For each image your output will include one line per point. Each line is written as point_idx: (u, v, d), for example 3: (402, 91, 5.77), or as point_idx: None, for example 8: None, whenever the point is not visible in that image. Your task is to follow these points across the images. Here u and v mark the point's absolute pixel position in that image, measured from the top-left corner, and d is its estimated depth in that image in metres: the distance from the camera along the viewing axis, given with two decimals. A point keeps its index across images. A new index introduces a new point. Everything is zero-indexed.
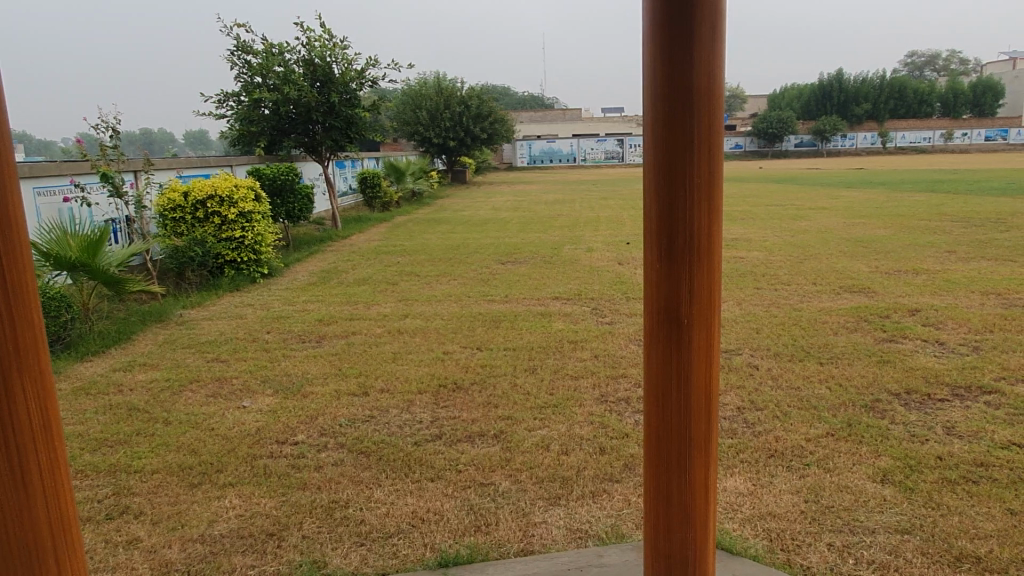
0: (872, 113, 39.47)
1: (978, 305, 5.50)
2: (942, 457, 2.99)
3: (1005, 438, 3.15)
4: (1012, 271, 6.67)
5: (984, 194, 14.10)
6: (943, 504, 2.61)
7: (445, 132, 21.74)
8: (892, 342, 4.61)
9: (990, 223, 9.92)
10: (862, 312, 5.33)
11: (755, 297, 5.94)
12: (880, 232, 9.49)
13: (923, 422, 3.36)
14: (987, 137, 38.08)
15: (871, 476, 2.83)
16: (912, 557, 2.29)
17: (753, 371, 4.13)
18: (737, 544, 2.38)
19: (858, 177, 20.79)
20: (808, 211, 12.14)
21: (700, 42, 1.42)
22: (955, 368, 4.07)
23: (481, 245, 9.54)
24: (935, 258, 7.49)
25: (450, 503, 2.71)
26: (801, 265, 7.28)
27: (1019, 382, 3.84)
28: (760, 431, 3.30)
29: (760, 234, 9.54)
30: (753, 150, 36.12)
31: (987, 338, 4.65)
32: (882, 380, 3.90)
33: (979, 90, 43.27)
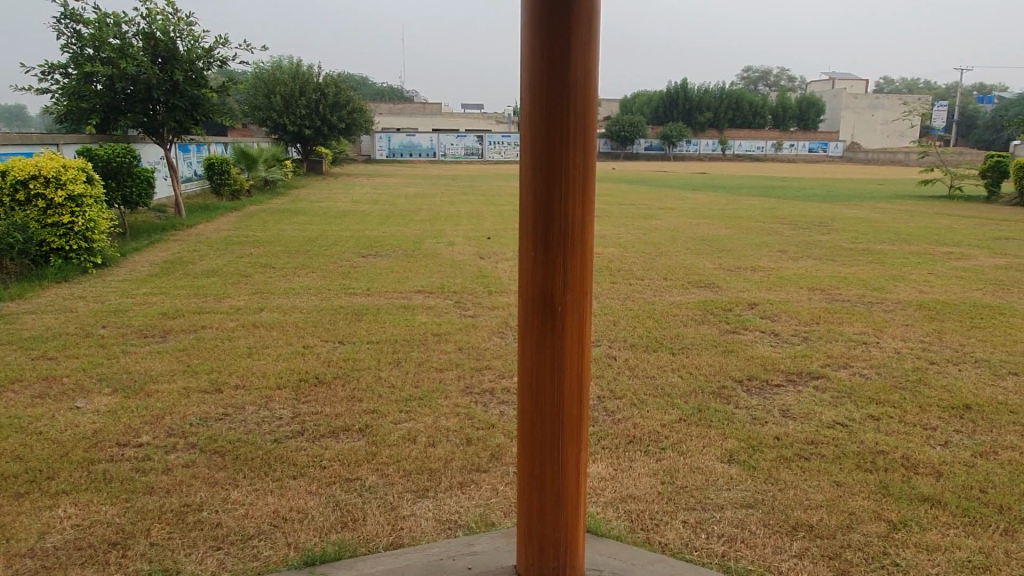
0: (713, 122, 42.34)
1: (806, 299, 6.06)
2: (779, 436, 3.26)
3: (831, 418, 3.49)
4: (833, 270, 7.39)
5: (809, 200, 15.54)
6: (781, 480, 2.85)
7: (301, 120, 20.92)
8: (734, 333, 4.97)
9: (815, 227, 10.92)
10: (708, 306, 5.70)
11: (612, 292, 6.19)
12: (721, 232, 10.21)
13: (763, 406, 3.65)
14: (810, 148, 41.98)
15: (720, 457, 3.04)
16: (755, 529, 2.48)
17: (611, 362, 4.30)
18: (601, 526, 2.47)
19: (702, 182, 22.18)
20: (658, 212, 12.80)
21: (576, 35, 1.45)
22: (789, 357, 4.46)
23: (341, 237, 9.29)
24: (769, 257, 8.17)
25: (314, 501, 2.62)
26: (652, 262, 7.69)
27: (841, 369, 4.27)
28: (618, 419, 3.44)
29: (615, 232, 9.96)
30: (606, 152, 37.61)
31: (815, 329, 5.12)
32: (727, 368, 4.21)
33: (805, 106, 47.59)
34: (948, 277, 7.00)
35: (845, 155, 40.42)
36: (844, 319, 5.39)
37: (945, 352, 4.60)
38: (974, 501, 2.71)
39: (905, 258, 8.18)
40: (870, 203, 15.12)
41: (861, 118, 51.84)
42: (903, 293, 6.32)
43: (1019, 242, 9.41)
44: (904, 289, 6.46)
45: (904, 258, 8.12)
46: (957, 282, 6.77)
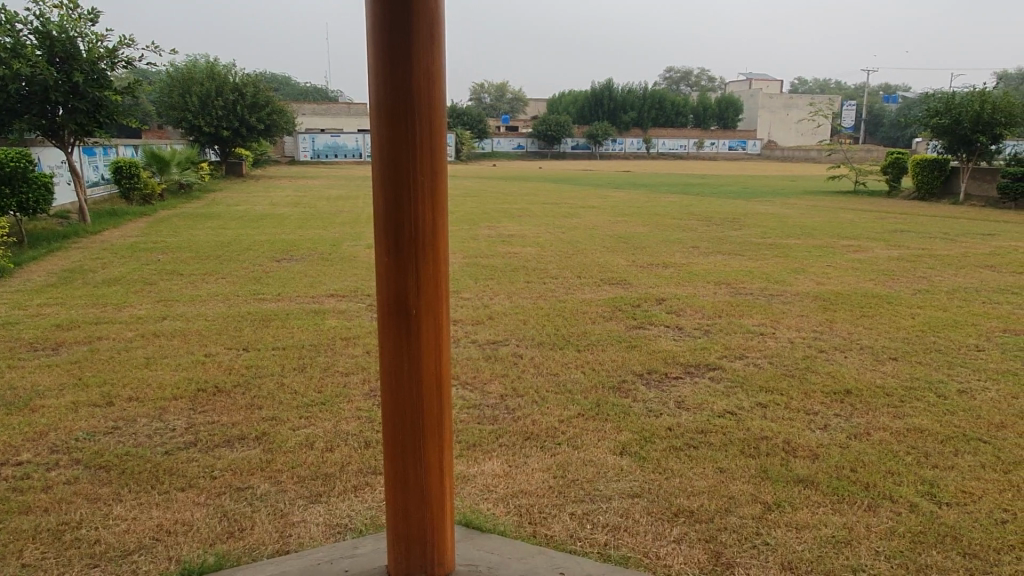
0: (637, 121, 43.24)
1: (711, 293, 6.28)
2: (671, 427, 3.38)
3: (722, 407, 3.64)
4: (740, 264, 7.67)
5: (725, 196, 16.08)
6: (668, 468, 2.96)
7: (218, 120, 20.28)
8: (640, 328, 5.12)
9: (728, 223, 11.29)
10: (617, 303, 5.84)
11: (524, 291, 6.27)
12: (638, 229, 10.45)
13: (660, 398, 3.78)
14: (731, 146, 43.31)
15: (613, 450, 3.13)
16: (638, 517, 2.57)
17: (517, 361, 4.36)
18: (488, 522, 2.52)
19: (624, 180, 22.60)
20: (579, 210, 13.00)
21: (417, 44, 1.49)
22: (689, 349, 4.63)
23: (255, 242, 9.09)
24: (681, 253, 8.41)
25: (201, 512, 2.58)
26: (568, 260, 7.81)
27: (736, 359, 4.45)
28: (518, 416, 3.51)
29: (534, 231, 10.07)
30: (533, 151, 37.87)
31: (716, 322, 5.31)
32: (628, 363, 4.33)
33: (724, 105, 49.10)
34: (845, 269, 7.37)
35: (763, 153, 41.85)
36: (745, 312, 5.61)
37: (835, 340, 4.85)
38: (844, 479, 2.89)
39: (808, 251, 8.56)
40: (782, 199, 15.73)
41: (778, 117, 53.83)
42: (802, 285, 6.62)
43: (913, 234, 9.98)
44: (804, 281, 6.76)
45: (806, 251, 8.51)
46: (852, 273, 7.14)
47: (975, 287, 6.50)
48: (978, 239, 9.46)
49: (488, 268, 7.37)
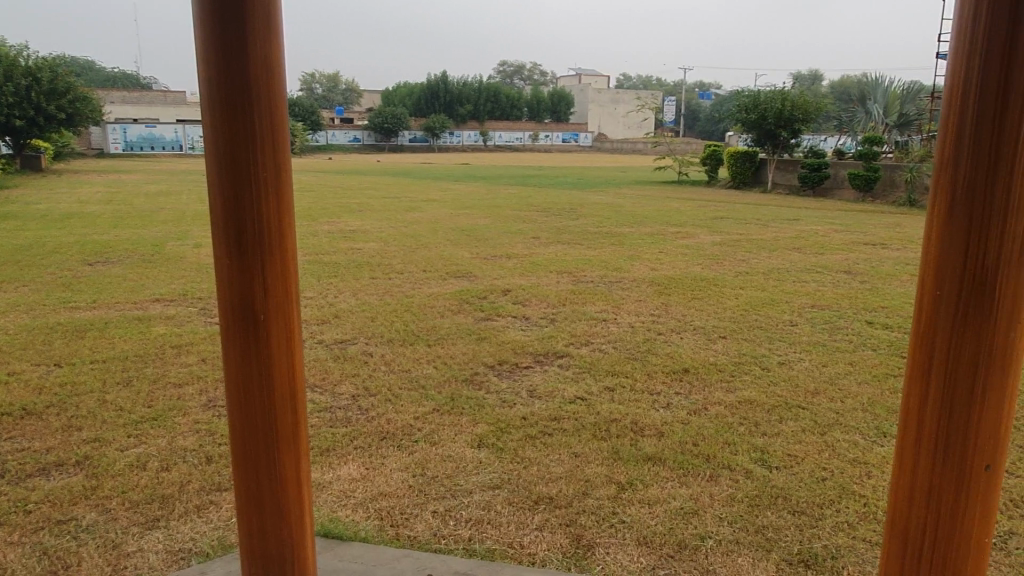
0: (473, 114, 43.65)
1: (554, 282, 6.45)
2: (525, 416, 3.43)
3: (573, 393, 3.75)
4: (579, 253, 7.95)
5: (560, 188, 16.62)
6: (525, 457, 3.01)
7: (7, 108, 18.03)
8: (488, 320, 5.16)
9: (565, 214, 11.66)
10: (464, 296, 5.84)
11: (369, 287, 6.10)
12: (480, 221, 10.54)
13: (512, 388, 3.83)
14: (564, 139, 44.80)
15: (469, 443, 3.13)
16: (500, 509, 2.59)
17: (366, 359, 4.24)
18: (347, 530, 2.42)
19: (463, 172, 22.69)
20: (420, 203, 12.89)
21: (253, 28, 1.39)
22: (537, 338, 4.72)
23: (62, 244, 8.18)
24: (523, 244, 8.58)
25: (15, 552, 2.27)
26: (413, 255, 7.72)
27: (582, 346, 4.59)
28: (371, 416, 3.41)
29: (376, 226, 9.85)
30: (369, 144, 37.07)
31: (561, 311, 5.46)
32: (479, 355, 4.35)
33: (556, 99, 50.74)
34: (674, 255, 7.85)
35: (593, 145, 43.71)
36: (587, 300, 5.81)
37: (670, 322, 5.16)
38: (688, 454, 3.07)
39: (640, 239, 9.04)
40: (614, 189, 16.47)
41: (605, 111, 56.42)
42: (637, 272, 6.97)
43: (731, 221, 10.82)
44: (639, 268, 7.12)
45: (639, 239, 8.98)
46: (681, 259, 7.63)
47: (785, 268, 7.17)
48: (785, 224, 10.44)
49: (329, 265, 7.11)
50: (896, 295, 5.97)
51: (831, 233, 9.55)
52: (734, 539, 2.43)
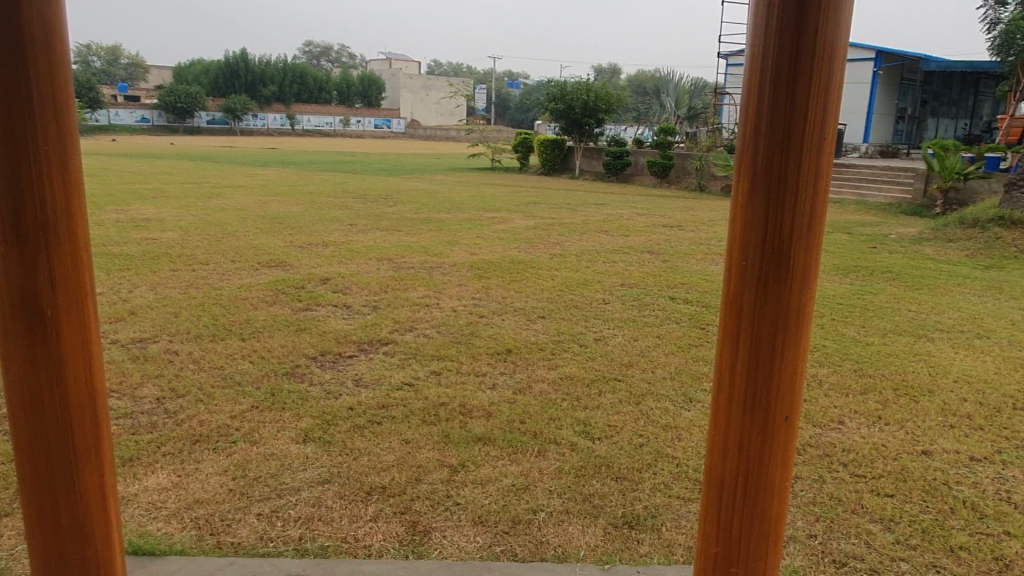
0: (278, 96, 41.54)
1: (374, 269, 6.32)
2: (352, 407, 3.33)
3: (400, 380, 3.70)
4: (398, 239, 7.85)
5: (374, 174, 16.31)
6: (355, 448, 2.92)
7: None
8: (306, 310, 4.95)
9: (381, 199, 11.45)
10: (279, 286, 5.55)
11: (171, 280, 5.61)
12: (291, 208, 10.06)
13: (336, 378, 3.70)
14: (376, 124, 43.94)
15: (294, 439, 2.98)
16: (332, 503, 2.49)
17: (172, 358, 3.90)
18: (161, 544, 2.21)
19: (268, 157, 21.51)
20: (223, 189, 12.06)
21: None
22: (359, 327, 4.60)
23: None
24: (339, 231, 8.32)
25: None
26: (219, 244, 7.20)
27: (406, 332, 4.54)
28: (181, 419, 3.14)
29: (174, 214, 9.07)
30: (160, 125, 34.01)
31: (383, 297, 5.36)
32: (299, 347, 4.15)
33: (366, 83, 49.66)
34: (492, 239, 8.01)
35: (406, 130, 43.35)
36: (408, 285, 5.75)
37: (491, 305, 5.25)
38: (516, 432, 3.14)
39: (458, 224, 9.11)
40: (429, 175, 16.44)
41: (417, 97, 56.10)
42: (457, 256, 7.02)
43: (544, 206, 11.23)
44: (458, 253, 7.17)
45: (457, 224, 9.05)
46: (498, 243, 7.79)
47: (595, 249, 7.57)
48: (593, 209, 11.02)
49: (120, 257, 6.43)
50: (692, 272, 6.52)
51: (634, 216, 10.23)
52: (564, 509, 2.53)
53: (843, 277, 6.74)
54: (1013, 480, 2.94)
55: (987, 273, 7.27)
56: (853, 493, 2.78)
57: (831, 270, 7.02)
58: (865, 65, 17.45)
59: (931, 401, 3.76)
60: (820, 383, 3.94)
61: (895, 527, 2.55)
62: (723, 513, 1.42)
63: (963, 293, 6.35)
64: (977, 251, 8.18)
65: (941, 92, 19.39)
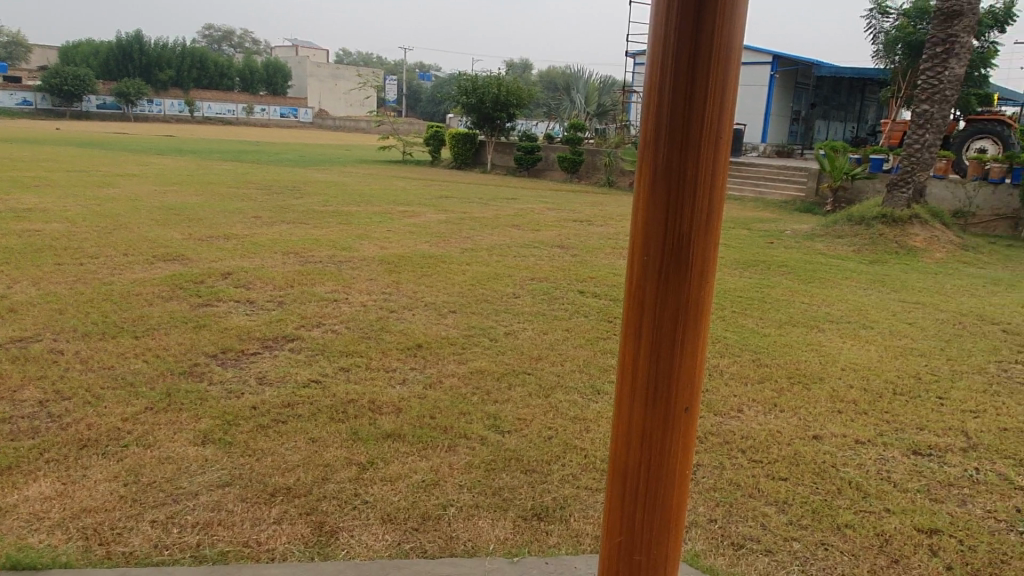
0: (176, 81, 39.59)
1: (280, 263, 6.12)
2: (255, 406, 3.21)
3: (306, 377, 3.60)
4: (305, 233, 7.64)
5: (280, 165, 15.80)
6: (258, 449, 2.82)
7: None
8: (206, 306, 4.74)
9: (287, 191, 11.10)
10: (176, 280, 5.29)
11: (56, 275, 5.25)
12: (190, 199, 9.62)
13: (238, 377, 3.56)
14: (282, 113, 42.54)
15: (192, 441, 2.85)
16: (233, 507, 2.40)
17: (57, 358, 3.65)
18: (43, 558, 2.06)
19: (166, 144, 20.46)
20: (115, 179, 11.39)
21: None
22: (263, 322, 4.44)
23: None
24: (242, 223, 8.01)
25: None
26: (109, 236, 6.79)
27: (313, 328, 4.42)
28: (66, 423, 2.94)
29: (59, 204, 8.49)
30: (45, 109, 31.80)
31: (289, 292, 5.20)
32: (198, 344, 3.97)
33: (271, 71, 48.03)
34: (402, 233, 7.90)
35: (314, 121, 42.24)
36: (316, 280, 5.60)
37: (402, 300, 5.18)
38: (425, 427, 3.12)
39: (368, 217, 8.94)
40: (338, 167, 16.07)
41: (325, 86, 54.72)
42: (366, 250, 6.89)
43: (455, 200, 11.18)
44: (368, 247, 7.04)
45: (366, 218, 8.88)
46: (409, 237, 7.70)
47: (507, 244, 7.60)
48: (505, 203, 11.06)
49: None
50: (601, 267, 6.65)
51: (545, 211, 10.33)
52: (473, 504, 2.53)
53: (743, 271, 7.04)
54: (893, 461, 3.16)
55: (872, 267, 7.77)
56: (751, 478, 2.91)
57: (732, 265, 7.31)
58: (763, 68, 18.27)
59: (821, 388, 3.98)
60: (720, 373, 4.10)
61: (788, 509, 2.69)
62: (627, 503, 1.46)
63: (851, 287, 6.75)
64: (863, 246, 8.73)
65: (832, 96, 20.54)
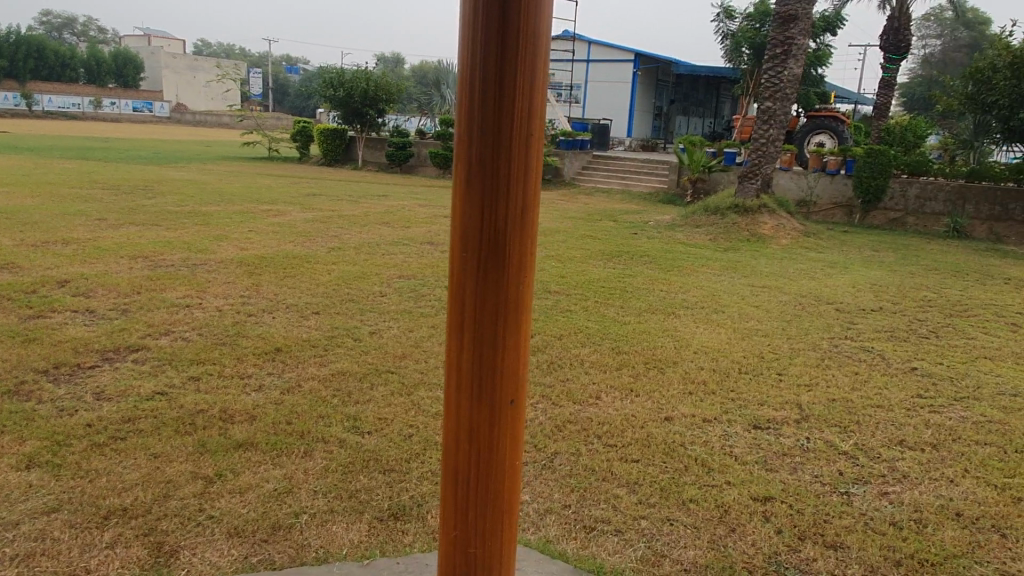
0: (10, 71, 36.08)
1: (127, 269, 5.73)
2: (90, 423, 2.99)
3: (151, 389, 3.39)
4: (156, 235, 7.18)
5: (131, 162, 14.76)
6: (92, 469, 2.63)
7: None
8: (39, 318, 4.36)
9: (138, 191, 10.40)
10: (4, 291, 4.83)
11: None
12: (24, 201, 8.80)
13: (72, 394, 3.30)
14: (136, 107, 39.72)
15: (15, 466, 2.62)
16: (60, 534, 2.23)
17: None
18: None
19: None
20: None
21: None
22: (104, 333, 4.14)
23: None
24: (85, 227, 7.43)
25: None
26: None
27: (161, 336, 4.17)
28: None
29: None
30: None
31: (134, 299, 4.87)
32: (27, 360, 3.65)
33: (121, 61, 44.76)
34: (265, 233, 7.60)
35: (171, 114, 39.78)
36: (167, 285, 5.29)
37: (261, 302, 4.99)
38: (280, 434, 3.02)
39: (228, 217, 8.53)
40: (196, 164, 15.21)
41: (183, 79, 51.67)
42: (224, 252, 6.57)
43: (323, 198, 10.87)
44: (226, 248, 6.72)
45: (226, 218, 8.46)
46: (272, 237, 7.42)
47: (375, 242, 7.49)
48: (376, 200, 10.87)
49: None
50: None
51: (415, 208, 10.25)
52: (328, 509, 2.47)
53: (607, 262, 7.29)
54: (736, 436, 3.37)
55: (726, 254, 8.27)
56: (605, 462, 3.02)
57: (597, 256, 7.55)
58: (626, 65, 18.97)
59: (674, 371, 4.19)
60: (581, 362, 4.23)
61: (638, 489, 2.81)
62: (460, 495, 1.48)
63: (706, 273, 7.15)
64: (718, 234, 9.27)
65: (691, 93, 21.66)
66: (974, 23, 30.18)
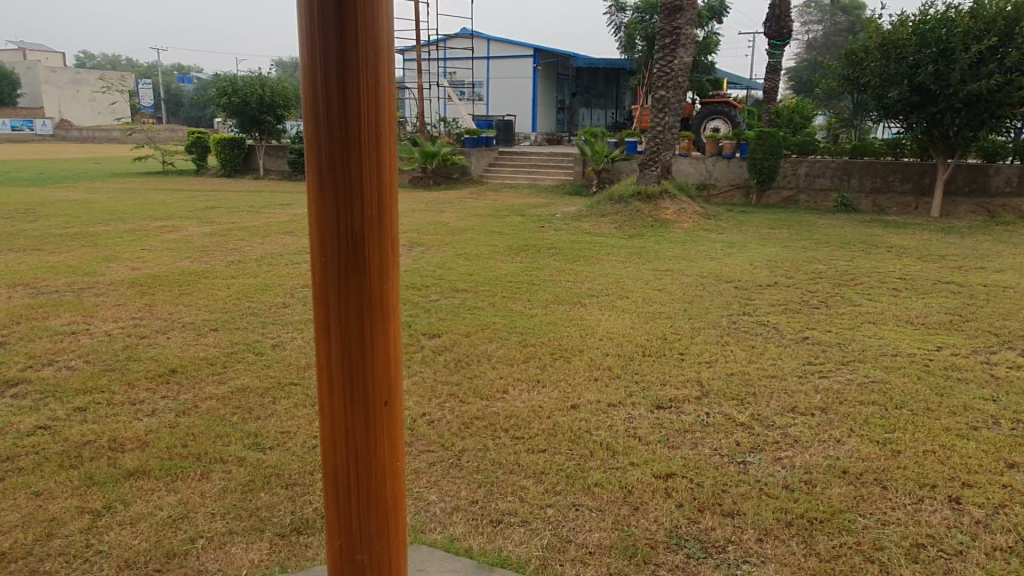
0: None
1: (6, 298, 5.37)
2: None
3: (32, 424, 3.19)
4: (39, 260, 6.77)
5: (10, 184, 13.83)
6: None
7: None
8: None
9: (17, 215, 9.77)
10: None
11: None
12: None
13: None
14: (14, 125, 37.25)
15: None
16: None
17: None
18: None
19: None
20: None
21: None
22: None
23: None
24: None
25: None
26: None
27: (44, 367, 3.94)
28: None
29: None
30: None
31: (14, 330, 4.58)
32: None
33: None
34: (159, 251, 7.29)
35: (55, 131, 37.56)
36: (51, 313, 4.99)
37: (155, 323, 4.78)
38: (175, 458, 2.90)
39: (119, 236, 8.13)
40: (82, 182, 14.40)
41: (65, 94, 48.87)
42: (114, 273, 6.26)
43: (223, 210, 10.50)
44: (116, 269, 6.41)
45: (117, 237, 8.06)
46: (167, 254, 7.12)
47: (278, 252, 7.30)
48: (278, 209, 10.58)
49: None
50: None
51: None
52: (226, 531, 2.40)
53: (515, 257, 7.34)
54: (639, 417, 3.46)
55: (631, 241, 8.48)
56: (512, 455, 3.05)
57: (505, 251, 7.60)
58: (526, 61, 19.14)
59: (580, 359, 4.27)
60: (489, 358, 4.25)
61: (544, 478, 2.85)
62: (342, 501, 1.46)
63: (612, 261, 7.31)
64: (623, 222, 9.48)
65: (591, 85, 22.07)
66: (850, 8, 31.96)
